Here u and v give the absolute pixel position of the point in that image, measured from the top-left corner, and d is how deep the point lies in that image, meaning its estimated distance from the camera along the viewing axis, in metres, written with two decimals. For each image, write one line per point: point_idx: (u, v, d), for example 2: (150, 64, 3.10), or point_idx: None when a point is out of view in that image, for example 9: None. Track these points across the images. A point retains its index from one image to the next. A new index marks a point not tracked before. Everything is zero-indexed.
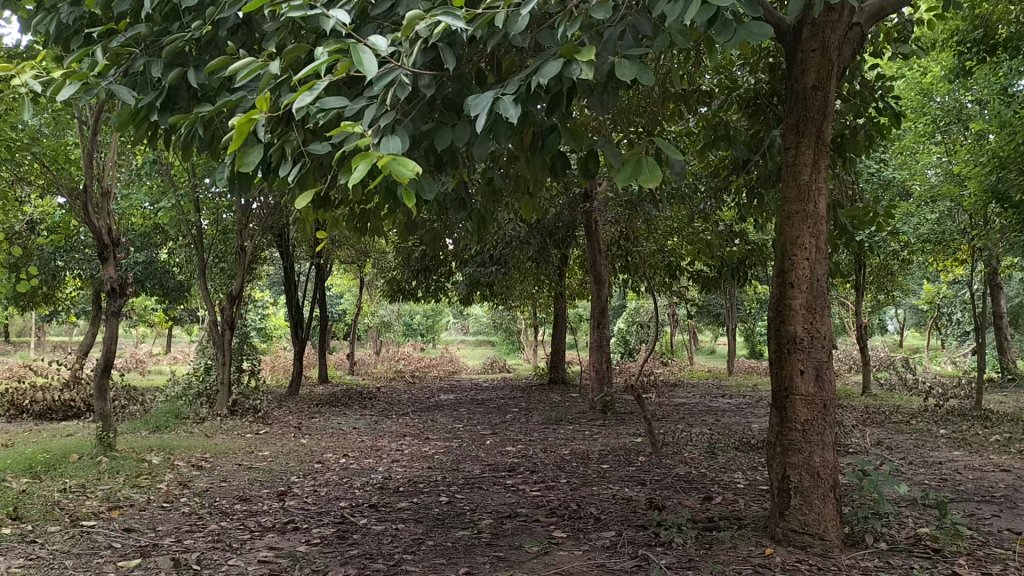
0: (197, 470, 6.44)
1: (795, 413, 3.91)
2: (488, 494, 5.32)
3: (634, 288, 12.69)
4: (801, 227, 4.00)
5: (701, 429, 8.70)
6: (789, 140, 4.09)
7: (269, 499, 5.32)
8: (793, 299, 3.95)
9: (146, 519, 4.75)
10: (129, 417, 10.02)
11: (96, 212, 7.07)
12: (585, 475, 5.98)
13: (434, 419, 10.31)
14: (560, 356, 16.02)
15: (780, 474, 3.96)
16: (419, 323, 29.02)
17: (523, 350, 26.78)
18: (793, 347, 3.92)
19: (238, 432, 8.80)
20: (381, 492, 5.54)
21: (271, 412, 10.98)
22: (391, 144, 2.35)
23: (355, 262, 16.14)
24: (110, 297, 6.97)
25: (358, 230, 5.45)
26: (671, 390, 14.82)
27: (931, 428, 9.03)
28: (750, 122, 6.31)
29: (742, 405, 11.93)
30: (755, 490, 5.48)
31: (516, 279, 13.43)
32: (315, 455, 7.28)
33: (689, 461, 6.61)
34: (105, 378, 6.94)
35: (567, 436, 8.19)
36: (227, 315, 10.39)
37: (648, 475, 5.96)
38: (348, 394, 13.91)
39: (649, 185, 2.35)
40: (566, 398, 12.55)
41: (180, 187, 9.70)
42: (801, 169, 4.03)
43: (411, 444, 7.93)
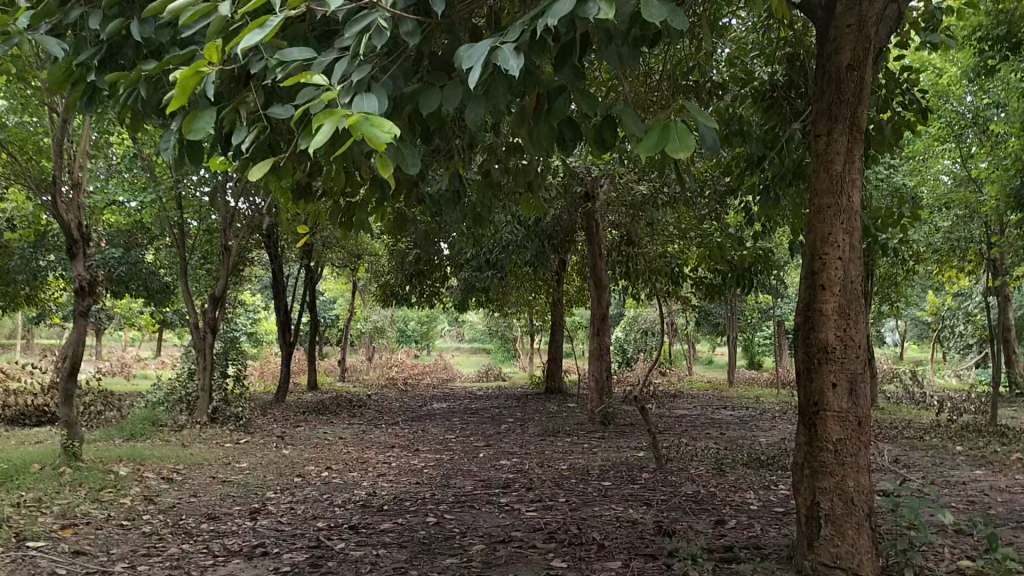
0: (167, 483, 5.98)
1: (826, 431, 3.47)
2: (480, 515, 4.87)
3: (634, 295, 12.27)
4: (834, 222, 3.57)
5: (706, 443, 8.28)
6: (820, 127, 3.67)
7: (240, 518, 4.86)
8: (824, 304, 3.53)
9: (100, 540, 4.28)
10: (104, 423, 9.54)
11: (66, 205, 6.62)
12: (585, 494, 5.54)
13: (425, 429, 9.85)
14: (557, 365, 15.60)
15: (808, 500, 3.52)
16: (414, 329, 28.58)
17: (518, 358, 26.33)
18: (824, 358, 3.48)
19: (217, 441, 8.34)
20: (364, 510, 5.08)
21: (255, 420, 10.51)
22: (366, 104, 1.91)
23: (347, 266, 15.72)
24: (78, 296, 6.52)
25: (342, 225, 5.01)
26: (671, 401, 14.38)
27: (947, 445, 8.61)
28: (765, 117, 5.90)
29: (745, 418, 11.50)
30: (771, 513, 5.04)
31: (512, 284, 13.01)
32: (297, 467, 6.83)
33: (696, 479, 6.16)
34: (71, 383, 6.48)
35: (565, 450, 7.74)
36: (210, 318, 9.94)
37: (654, 494, 5.51)
38: (338, 401, 13.45)
39: (679, 155, 1.92)
40: (563, 408, 12.10)
41: (161, 183, 9.26)
42: (833, 158, 3.61)
43: (399, 457, 7.48)
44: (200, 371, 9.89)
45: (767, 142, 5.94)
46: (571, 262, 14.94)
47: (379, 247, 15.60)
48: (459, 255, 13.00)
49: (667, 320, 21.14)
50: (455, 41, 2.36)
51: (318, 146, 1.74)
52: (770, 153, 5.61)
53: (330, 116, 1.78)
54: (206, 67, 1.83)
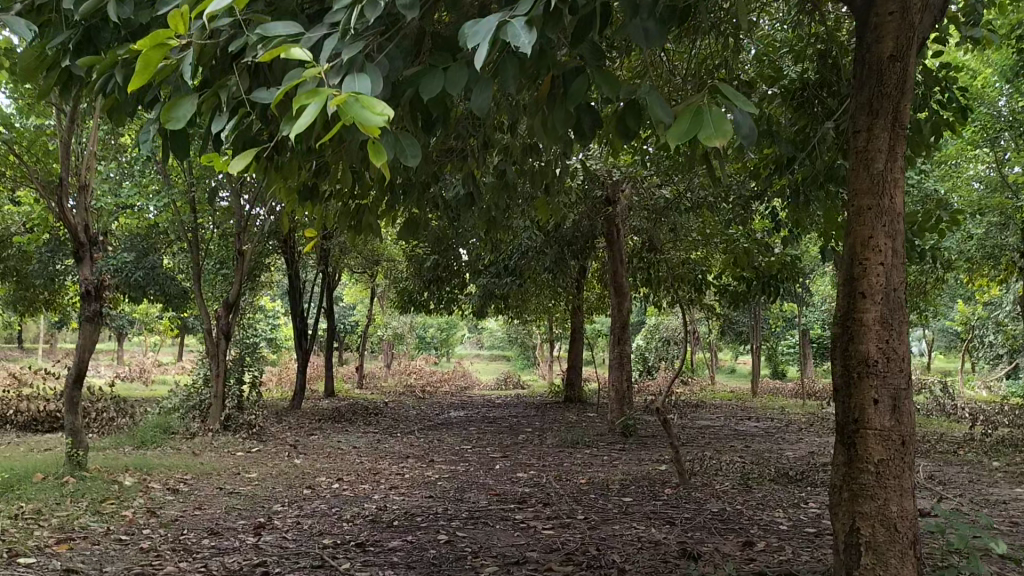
0: (172, 494, 5.80)
1: (867, 451, 3.20)
2: (494, 533, 4.63)
3: (656, 303, 12.01)
4: (874, 225, 3.31)
5: (732, 457, 7.99)
6: (859, 123, 3.41)
7: (243, 534, 4.65)
8: (865, 313, 3.27)
9: (95, 557, 4.08)
10: (115, 430, 9.40)
11: (73, 207, 6.48)
12: (604, 511, 5.28)
13: (440, 439, 9.63)
14: (576, 374, 15.34)
15: (848, 525, 3.26)
16: (433, 336, 28.46)
17: (538, 365, 26.08)
18: (864, 371, 3.22)
19: (229, 449, 8.16)
20: (373, 526, 4.87)
21: (268, 427, 10.34)
22: (359, 84, 1.68)
23: (365, 272, 15.57)
24: (84, 300, 6.37)
25: (351, 229, 4.82)
26: (693, 412, 14.08)
27: (982, 460, 8.27)
28: (795, 117, 5.65)
29: (770, 430, 11.17)
30: (802, 534, 4.77)
31: (531, 291, 12.78)
32: (307, 478, 6.63)
33: (722, 495, 5.89)
34: (77, 391, 6.32)
35: (585, 462, 7.49)
36: (224, 324, 9.78)
37: (677, 512, 5.26)
38: (354, 408, 13.26)
39: (714, 142, 1.69)
40: (583, 418, 11.84)
41: (174, 186, 9.12)
42: (874, 156, 3.35)
43: (413, 468, 7.26)
44: (212, 377, 9.73)
45: (798, 143, 5.68)
46: (592, 268, 14.68)
47: (397, 253, 15.43)
48: (477, 260, 12.78)
49: (689, 328, 20.82)
50: (462, 19, 2.15)
51: (300, 131, 1.52)
52: (801, 154, 5.36)
53: (314, 96, 1.56)
54: (177, 41, 1.62)
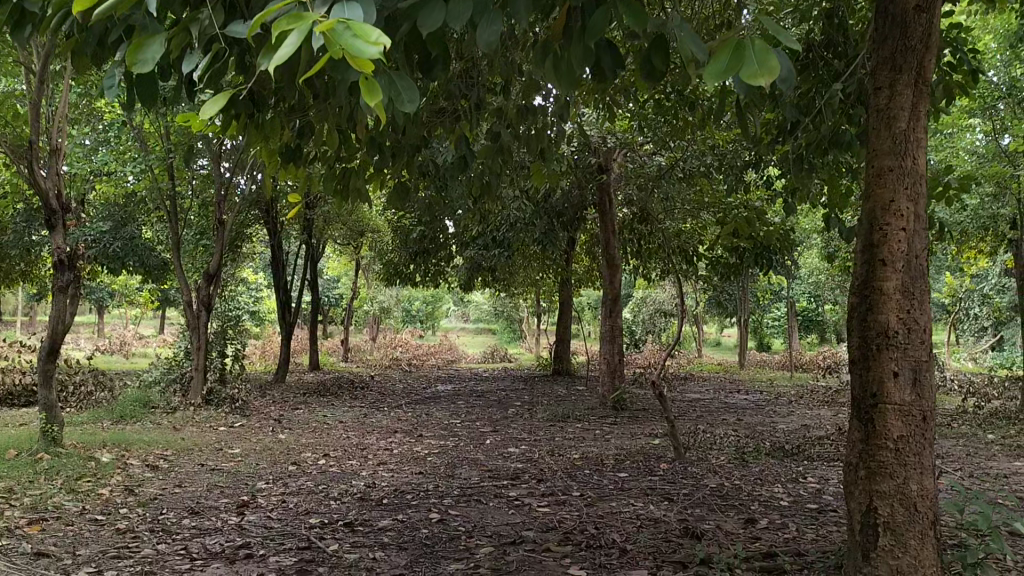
0: (152, 471, 5.58)
1: (885, 427, 3.03)
2: (488, 511, 4.45)
3: (646, 274, 11.84)
4: (896, 187, 3.12)
5: (726, 430, 7.85)
6: (881, 79, 3.21)
7: (226, 513, 4.44)
8: (885, 281, 3.08)
9: (67, 539, 3.86)
10: (93, 405, 9.15)
11: (44, 172, 6.19)
12: (600, 487, 5.10)
13: (429, 413, 9.44)
14: (564, 347, 15.19)
15: (864, 505, 3.09)
16: (419, 309, 28.25)
17: (524, 339, 25.95)
18: (884, 343, 3.04)
19: (211, 424, 7.94)
20: (361, 504, 4.67)
21: (252, 402, 10.11)
22: (348, 11, 1.46)
23: (350, 243, 15.28)
24: (57, 270, 6.10)
25: (338, 195, 4.58)
26: (682, 385, 13.96)
27: (977, 433, 8.18)
28: (798, 80, 5.44)
29: (761, 403, 11.08)
30: (805, 511, 4.62)
31: (520, 264, 12.57)
32: (292, 453, 6.43)
33: (720, 470, 5.74)
34: (51, 363, 6.07)
35: (577, 437, 7.32)
36: (205, 296, 9.51)
37: (676, 488, 5.10)
38: (339, 382, 13.05)
39: (760, 80, 1.52)
40: (572, 392, 11.70)
41: (152, 152, 8.81)
42: (897, 114, 3.15)
43: (401, 443, 7.07)
44: (193, 350, 9.48)
45: (801, 108, 5.48)
46: (580, 240, 14.47)
47: (383, 224, 15.16)
48: (465, 232, 12.55)
49: (676, 301, 20.72)
50: None
51: (280, 63, 1.32)
52: (806, 119, 5.16)
53: (297, 21, 1.36)
54: None
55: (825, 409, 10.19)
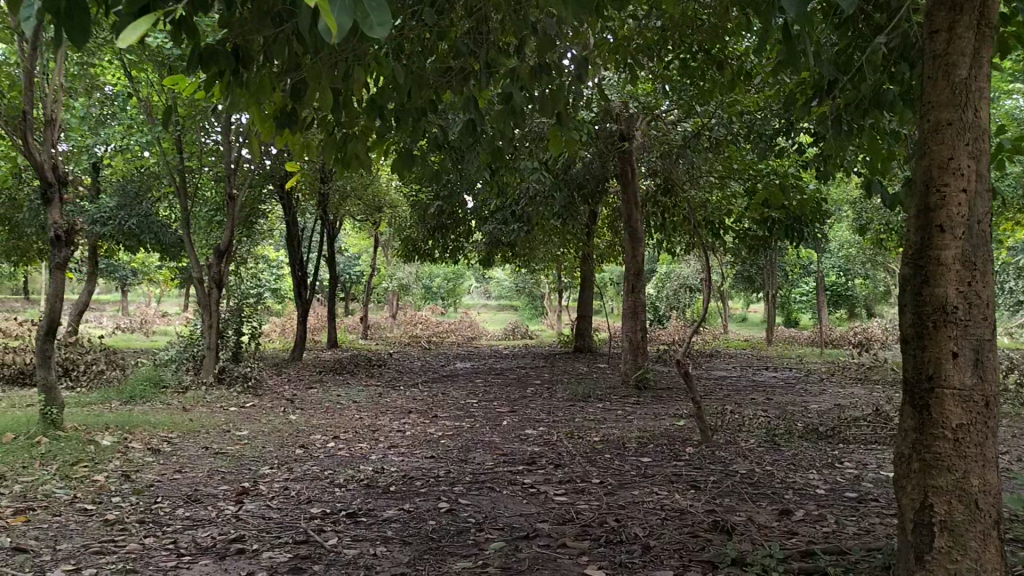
0: (152, 456, 5.35)
1: (943, 415, 2.68)
2: (501, 501, 4.17)
3: (670, 248, 11.47)
4: (955, 144, 2.74)
5: (756, 410, 7.51)
6: (938, 22, 2.83)
7: (223, 502, 4.19)
8: (943, 250, 2.72)
9: (51, 532, 3.62)
10: (104, 385, 8.98)
11: (39, 144, 5.93)
12: (622, 473, 4.80)
13: (446, 392, 9.17)
14: (587, 323, 14.87)
15: (918, 502, 2.76)
16: (441, 286, 28.03)
17: (547, 315, 25.67)
18: (941, 320, 2.69)
19: (221, 405, 7.72)
20: (368, 492, 4.41)
21: (266, 381, 9.90)
22: None
23: (367, 218, 15.01)
24: (54, 246, 5.87)
25: (339, 162, 4.26)
26: (708, 362, 13.61)
27: (1021, 412, 7.78)
28: (836, 37, 5.05)
29: (790, 381, 10.69)
30: (844, 502, 4.28)
31: (540, 239, 12.22)
32: (301, 436, 6.18)
33: (749, 454, 5.41)
34: (49, 343, 5.86)
35: (598, 418, 7.02)
36: (216, 273, 9.29)
37: (703, 475, 4.79)
38: (357, 360, 12.84)
39: None
40: (595, 370, 11.40)
41: (159, 124, 8.56)
42: (957, 61, 2.77)
43: (415, 424, 6.80)
44: (206, 328, 9.27)
45: (839, 66, 5.08)
46: (603, 214, 14.08)
47: (400, 199, 14.87)
48: (483, 206, 12.19)
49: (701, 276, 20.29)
50: None
51: None
52: (843, 78, 4.77)
53: None
54: None
55: (857, 388, 9.81)
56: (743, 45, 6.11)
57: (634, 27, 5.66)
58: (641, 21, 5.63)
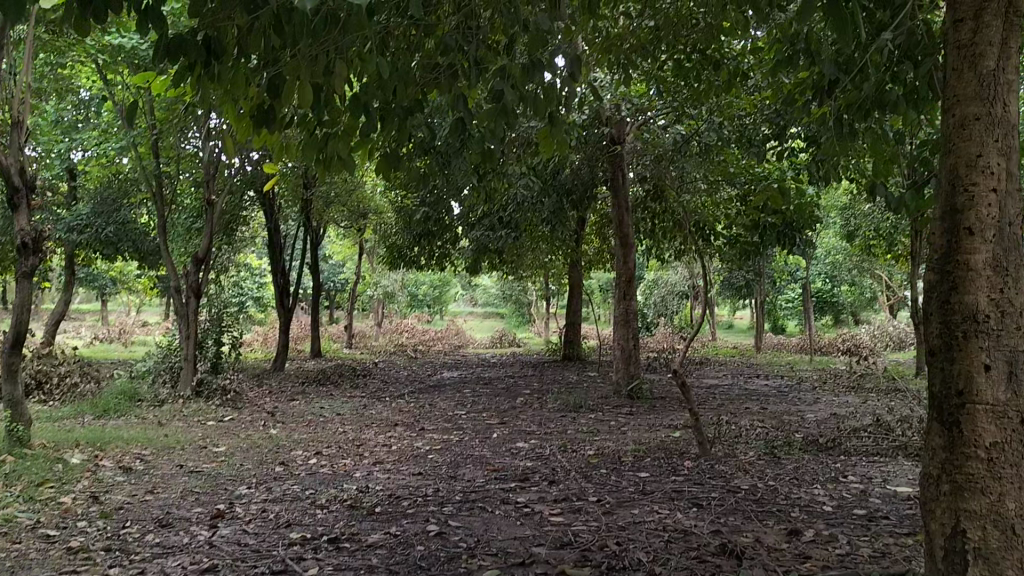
0: (124, 475, 5.08)
1: (975, 432, 2.47)
2: (493, 522, 3.94)
3: (660, 255, 11.29)
4: (984, 140, 2.53)
5: (752, 421, 7.31)
6: (963, 9, 2.62)
7: (196, 526, 3.94)
8: (972, 255, 2.52)
9: (6, 563, 3.35)
10: (77, 398, 8.68)
11: (5, 148, 5.65)
12: (619, 491, 4.57)
13: (432, 403, 8.93)
14: (575, 331, 14.66)
15: (949, 528, 2.54)
16: (426, 294, 27.79)
17: (534, 323, 25.46)
18: (972, 330, 2.48)
19: (199, 418, 7.45)
20: (352, 513, 4.16)
21: (246, 392, 9.62)
22: None
23: (352, 225, 14.74)
24: (21, 255, 5.59)
25: (320, 164, 4.00)
26: (698, 370, 13.44)
27: None
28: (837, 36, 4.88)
29: (783, 389, 10.49)
30: (854, 520, 4.07)
31: (528, 245, 12.00)
32: (282, 452, 5.92)
33: (750, 468, 5.20)
34: (15, 357, 5.58)
35: (591, 430, 6.78)
36: (194, 282, 8.99)
37: (704, 491, 4.57)
38: (340, 370, 12.53)
39: None
40: (584, 379, 11.19)
41: (134, 128, 8.30)
42: (984, 51, 2.56)
43: (401, 438, 6.55)
44: (183, 339, 8.97)
45: (842, 64, 4.89)
46: (591, 221, 13.89)
47: (385, 206, 14.62)
48: (470, 212, 11.96)
49: (689, 283, 20.12)
50: None
51: None
52: (845, 77, 4.58)
53: None
54: None
55: (851, 396, 9.62)
56: (739, 44, 5.93)
57: (627, 26, 5.45)
58: (634, 20, 5.43)
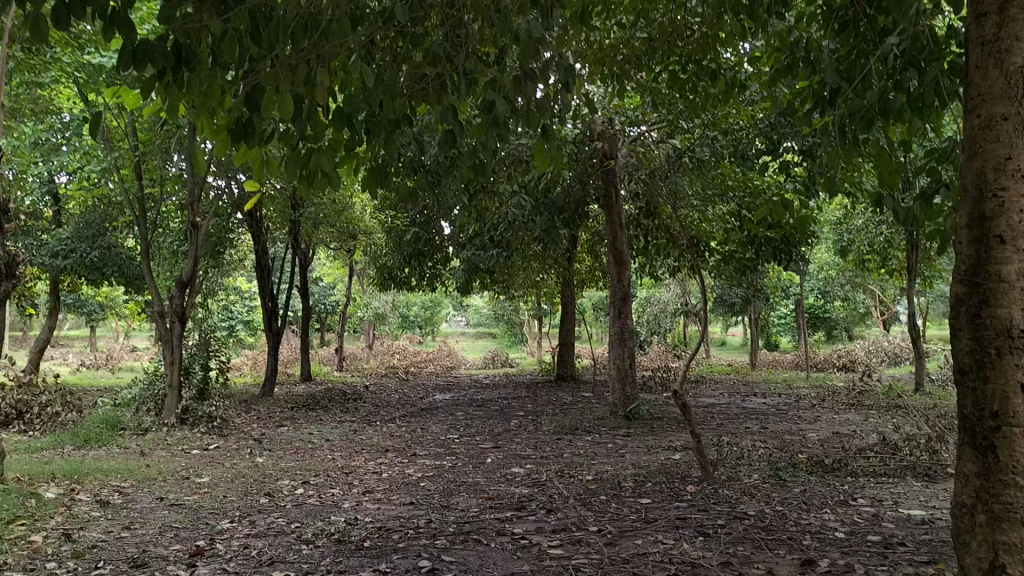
0: (100, 510, 4.82)
1: (1014, 458, 2.30)
2: (489, 556, 3.71)
3: (653, 272, 11.13)
4: (1014, 142, 2.37)
5: (753, 441, 7.10)
6: (986, 3, 2.47)
7: (173, 566, 3.70)
8: (1006, 264, 2.34)
9: None
10: (58, 427, 8.41)
11: None
12: (621, 519, 4.34)
13: (424, 427, 8.69)
14: (569, 351, 14.45)
15: (988, 564, 2.37)
16: (418, 315, 27.59)
17: (527, 342, 25.27)
18: (1007, 346, 2.30)
19: (183, 447, 7.20)
20: (339, 548, 3.93)
21: (233, 419, 9.36)
22: None
23: (342, 246, 14.55)
24: None
25: (305, 182, 3.75)
26: (694, 389, 13.26)
27: None
28: (838, 44, 4.74)
29: (782, 407, 10.30)
30: (869, 548, 3.85)
31: (520, 265, 11.82)
32: (269, 481, 5.68)
33: (756, 492, 4.99)
34: None
35: (589, 453, 6.56)
36: (178, 306, 8.74)
37: (710, 517, 4.35)
38: (330, 394, 12.27)
39: None
40: (580, 399, 10.97)
41: (116, 149, 8.14)
42: (1013, 47, 2.41)
43: (393, 465, 6.32)
44: (167, 364, 8.70)
45: (844, 74, 4.73)
46: (583, 238, 13.74)
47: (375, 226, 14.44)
48: (461, 231, 11.77)
49: (683, 300, 19.98)
50: None
51: None
52: (847, 86, 4.41)
53: None
54: None
55: (853, 413, 9.41)
56: (735, 53, 5.79)
57: (620, 36, 5.31)
58: (628, 31, 5.28)
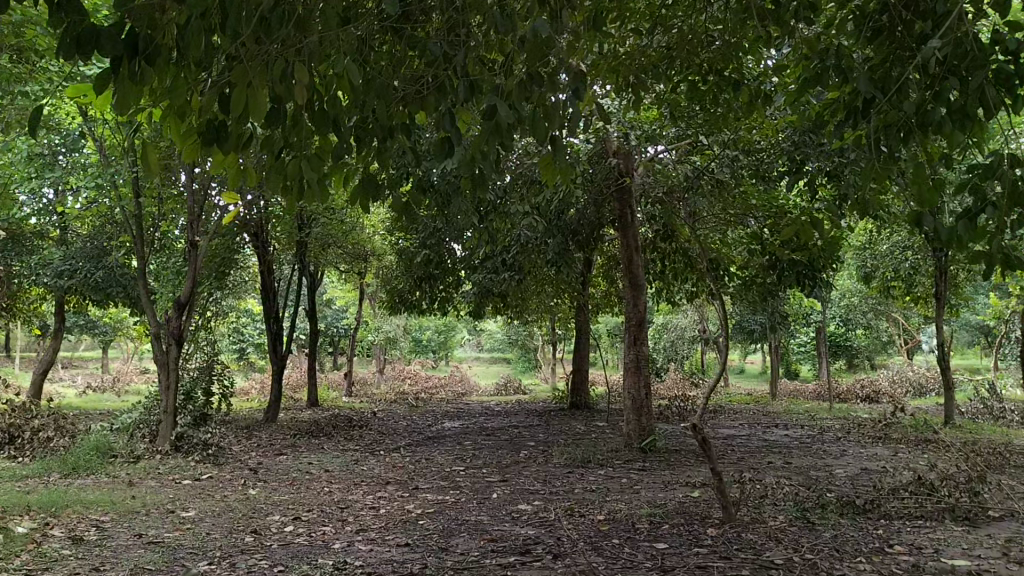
0: (71, 548, 4.47)
1: None
2: None
3: (670, 297, 10.74)
4: None
5: (777, 478, 6.66)
6: None
7: None
8: None
9: None
10: (46, 454, 8.08)
11: None
12: (634, 568, 3.93)
13: (430, 457, 8.30)
14: (582, 378, 14.03)
15: None
16: (431, 339, 27.23)
17: (541, 369, 24.81)
18: None
19: (172, 477, 6.85)
20: None
21: (231, 446, 9.01)
22: None
23: (351, 269, 14.23)
24: None
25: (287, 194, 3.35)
26: (712, 419, 12.76)
27: None
28: (871, 51, 4.38)
29: (805, 441, 9.85)
30: None
31: (532, 289, 11.46)
32: (258, 517, 5.32)
33: (782, 537, 4.57)
34: None
35: (601, 489, 6.15)
36: (176, 328, 8.46)
37: (734, 565, 3.94)
38: (335, 420, 11.91)
39: None
40: (593, 430, 10.53)
41: (114, 165, 7.91)
42: None
43: (392, 499, 5.94)
44: (162, 389, 8.38)
45: (877, 84, 4.36)
46: (597, 262, 13.38)
47: (384, 248, 14.13)
48: (472, 253, 11.44)
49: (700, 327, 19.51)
50: None
51: None
52: (883, 95, 4.05)
53: None
54: None
55: (880, 448, 8.93)
56: (758, 64, 5.44)
57: (636, 45, 4.97)
58: (644, 39, 4.94)
